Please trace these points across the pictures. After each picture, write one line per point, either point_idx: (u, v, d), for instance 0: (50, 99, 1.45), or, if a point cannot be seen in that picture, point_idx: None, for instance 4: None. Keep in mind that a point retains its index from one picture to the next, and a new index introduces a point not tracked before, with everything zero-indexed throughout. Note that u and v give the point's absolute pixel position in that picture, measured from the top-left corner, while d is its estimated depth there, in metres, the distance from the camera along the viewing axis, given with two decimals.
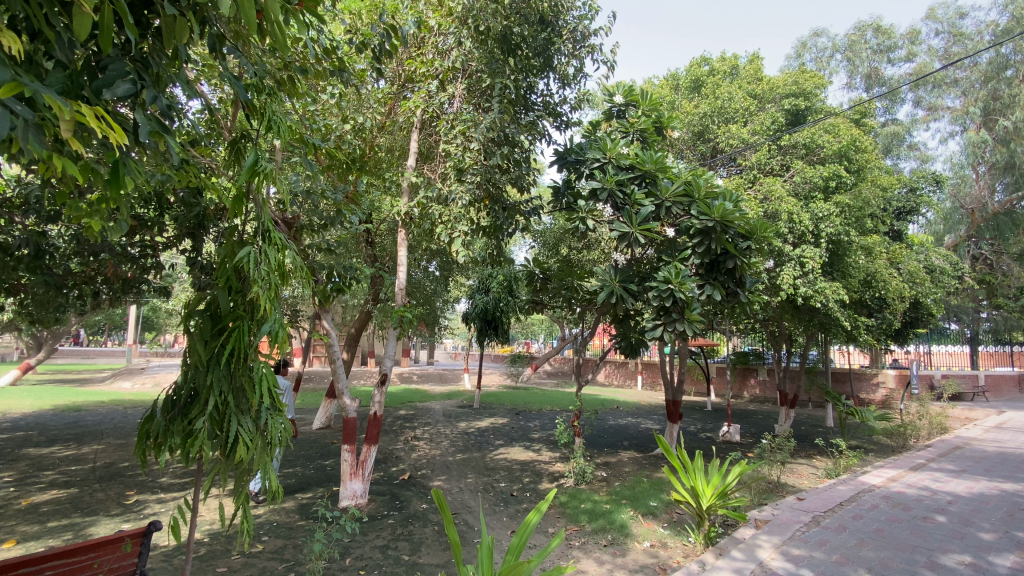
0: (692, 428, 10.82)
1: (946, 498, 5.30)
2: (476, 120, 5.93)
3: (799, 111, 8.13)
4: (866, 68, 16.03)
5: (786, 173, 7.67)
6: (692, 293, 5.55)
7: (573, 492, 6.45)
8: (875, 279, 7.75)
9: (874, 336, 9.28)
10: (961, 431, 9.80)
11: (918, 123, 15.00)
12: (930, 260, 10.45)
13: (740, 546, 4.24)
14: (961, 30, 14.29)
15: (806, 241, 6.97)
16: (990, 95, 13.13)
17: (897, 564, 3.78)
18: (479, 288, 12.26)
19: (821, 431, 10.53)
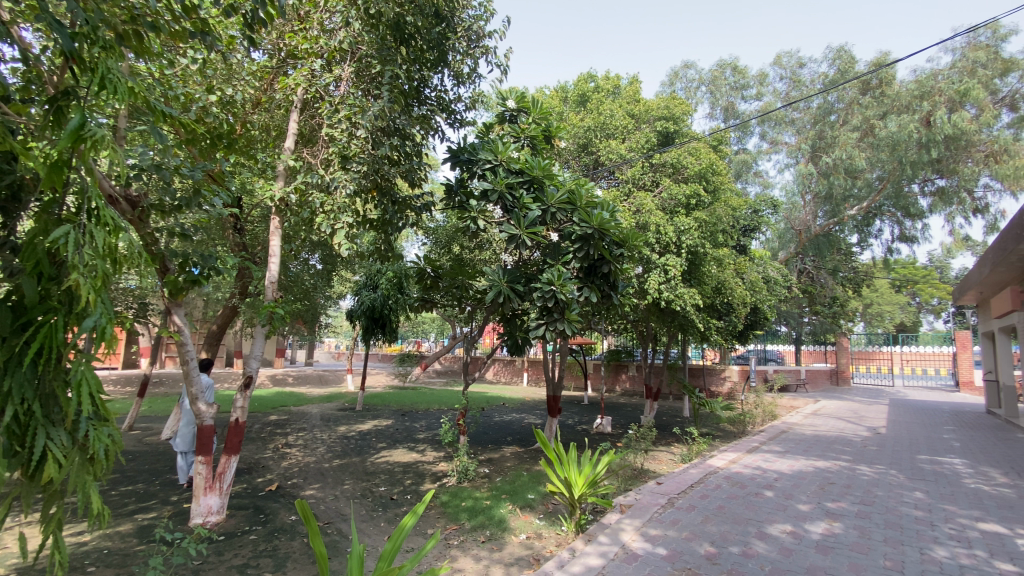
0: (570, 421, 11.44)
1: (773, 476, 6.21)
2: (364, 107, 5.65)
3: (670, 133, 8.88)
4: (725, 102, 18.33)
5: (656, 189, 8.42)
6: (573, 294, 5.85)
7: (454, 491, 6.42)
8: (724, 287, 8.83)
9: (723, 336, 10.60)
10: (786, 417, 11.58)
11: (763, 153, 17.37)
12: (766, 272, 12.21)
13: (607, 531, 4.55)
14: (799, 78, 16.86)
15: (671, 252, 7.77)
16: (817, 135, 15.50)
17: (733, 536, 4.33)
18: (365, 283, 11.76)
19: (679, 421, 11.77)
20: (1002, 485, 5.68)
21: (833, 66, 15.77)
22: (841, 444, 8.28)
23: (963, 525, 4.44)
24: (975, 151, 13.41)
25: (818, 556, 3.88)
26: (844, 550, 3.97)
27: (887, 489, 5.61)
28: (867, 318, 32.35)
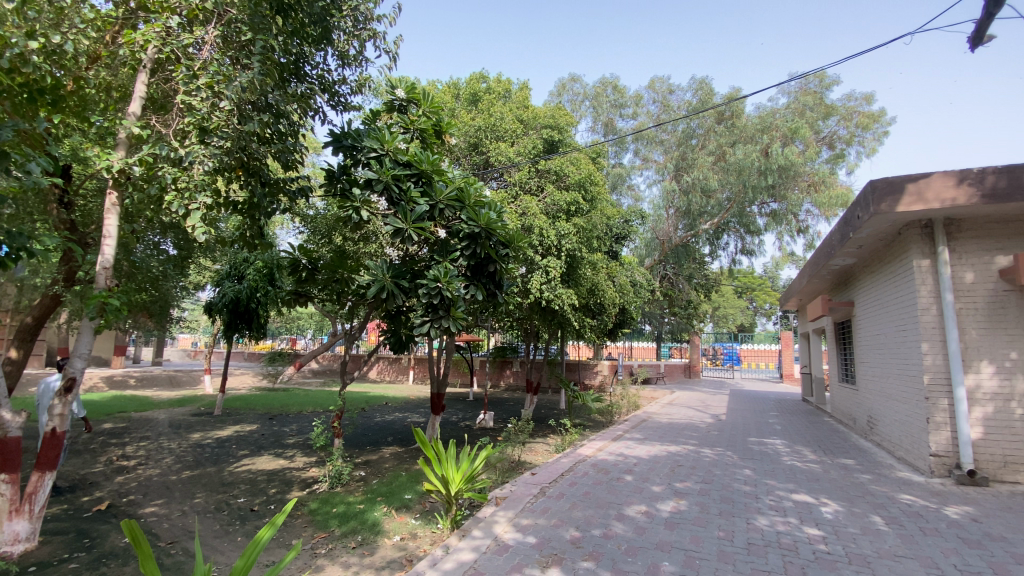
0: (452, 418, 11.47)
1: (633, 462, 6.84)
2: (231, 77, 5.05)
3: (554, 141, 9.28)
4: (605, 117, 19.71)
5: (541, 195, 8.75)
6: (458, 292, 5.82)
7: (325, 498, 6.06)
8: (597, 289, 9.51)
9: (596, 334, 11.39)
10: (648, 408, 12.83)
11: (636, 168, 19.01)
12: (635, 277, 13.39)
13: (481, 525, 4.63)
14: (668, 103, 18.73)
15: (552, 255, 8.15)
16: (680, 156, 17.48)
17: (596, 519, 4.68)
18: (229, 273, 10.60)
19: (555, 414, 12.42)
20: (807, 460, 6.86)
21: (696, 96, 17.78)
22: (690, 430, 9.39)
23: (780, 496, 5.27)
24: (800, 181, 15.95)
25: (667, 532, 4.33)
26: (688, 525, 4.49)
27: (724, 468, 6.47)
28: (715, 319, 37.14)
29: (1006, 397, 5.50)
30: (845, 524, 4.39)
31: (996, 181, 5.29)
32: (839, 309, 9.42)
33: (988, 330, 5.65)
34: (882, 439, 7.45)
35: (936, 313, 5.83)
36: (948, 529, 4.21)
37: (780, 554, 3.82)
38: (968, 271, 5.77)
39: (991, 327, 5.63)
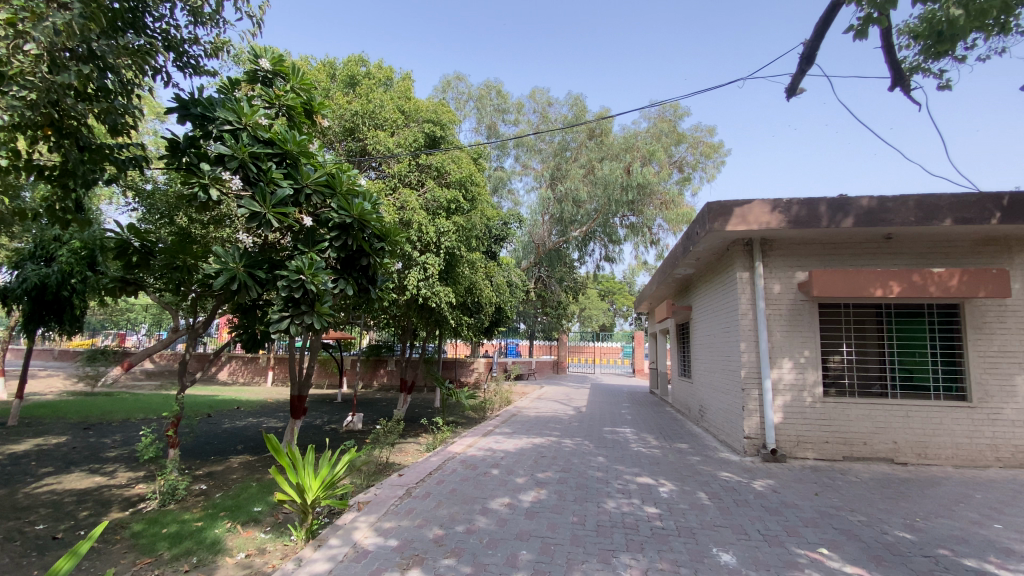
0: (317, 421, 10.72)
1: (500, 456, 7.03)
2: (40, 13, 4.10)
3: (436, 137, 9.12)
4: (488, 121, 20.04)
5: (421, 189, 8.58)
6: (325, 285, 5.42)
7: (153, 518, 5.24)
8: (474, 287, 9.59)
9: (472, 333, 11.49)
10: (519, 403, 13.32)
11: (516, 173, 19.63)
12: (511, 278, 13.79)
13: (339, 533, 4.38)
14: (547, 114, 19.66)
15: (430, 251, 8.05)
16: (555, 166, 18.46)
17: (460, 516, 4.71)
18: (33, 253, 8.67)
19: (428, 412, 12.30)
20: (651, 446, 7.70)
21: (571, 111, 18.87)
22: (555, 423, 9.98)
23: (627, 480, 5.82)
24: (654, 199, 17.68)
25: (527, 522, 4.52)
26: (546, 513, 4.74)
27: (581, 457, 6.97)
28: (582, 318, 39.97)
29: (799, 387, 6.72)
30: (678, 501, 4.99)
31: (798, 211, 6.42)
32: (682, 313, 10.72)
33: (789, 332, 6.85)
34: (710, 425, 8.63)
35: (752, 318, 6.92)
36: (754, 499, 5.01)
37: (624, 533, 4.21)
38: (776, 284, 6.94)
39: (791, 330, 6.83)
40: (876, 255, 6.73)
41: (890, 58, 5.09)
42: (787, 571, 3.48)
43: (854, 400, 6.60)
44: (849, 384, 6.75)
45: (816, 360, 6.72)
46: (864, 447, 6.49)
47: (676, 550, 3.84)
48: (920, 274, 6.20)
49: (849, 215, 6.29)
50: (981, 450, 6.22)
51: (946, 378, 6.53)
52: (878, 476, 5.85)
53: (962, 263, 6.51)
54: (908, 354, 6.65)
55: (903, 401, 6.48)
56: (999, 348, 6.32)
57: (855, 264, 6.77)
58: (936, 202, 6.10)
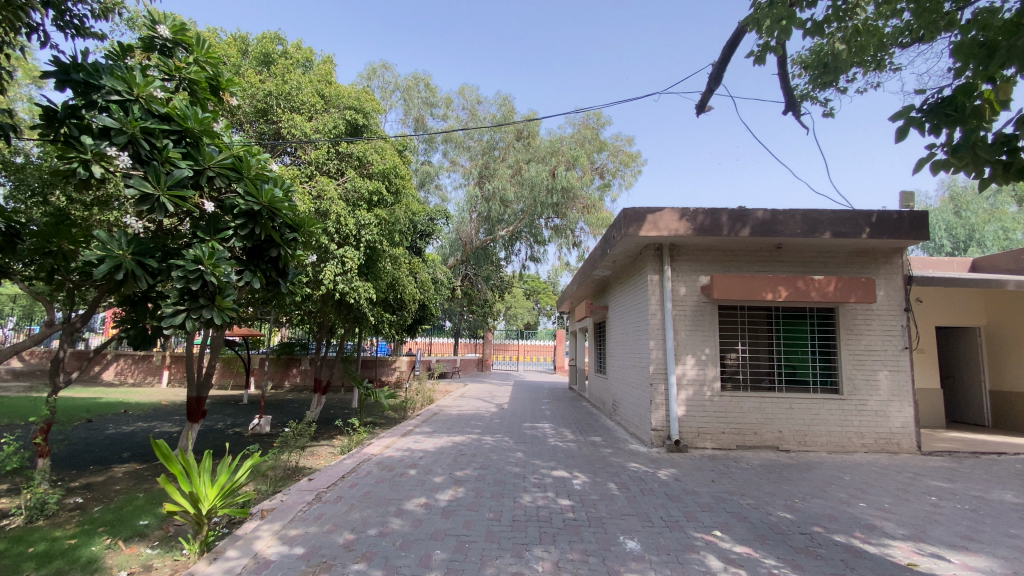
0: (219, 424, 9.90)
1: (418, 456, 6.91)
2: None
3: (358, 125, 8.72)
4: (416, 113, 19.62)
5: (340, 179, 8.20)
6: (227, 277, 4.99)
7: (16, 537, 4.54)
8: (396, 283, 9.34)
9: (393, 330, 11.18)
10: (441, 401, 13.19)
11: (443, 169, 19.39)
12: (435, 274, 13.59)
13: (238, 543, 4.07)
14: (476, 112, 19.61)
15: (348, 244, 7.72)
16: (483, 164, 18.48)
17: (373, 518, 4.56)
18: None
19: (345, 413, 11.81)
20: (568, 440, 7.95)
21: (499, 111, 18.97)
22: (475, 420, 10.00)
23: (543, 474, 5.96)
24: (577, 202, 18.17)
25: (442, 521, 4.48)
26: (462, 511, 4.73)
27: (500, 453, 7.04)
28: (508, 317, 40.40)
29: (700, 382, 7.25)
30: (590, 493, 5.19)
31: (703, 220, 6.92)
32: (600, 313, 11.17)
33: (693, 331, 7.37)
34: (622, 419, 9.07)
35: (661, 318, 7.36)
36: (659, 488, 5.34)
37: (538, 527, 4.31)
38: (683, 286, 7.44)
39: (695, 329, 7.35)
40: (768, 262, 7.42)
41: (784, 84, 5.61)
42: (684, 553, 3.73)
43: (747, 394, 7.24)
44: (743, 379, 7.39)
45: (716, 357, 7.29)
46: (754, 436, 7.13)
47: (586, 540, 3.99)
48: (803, 281, 6.92)
49: (746, 225, 6.89)
50: (849, 436, 7.07)
51: (823, 374, 7.34)
52: (765, 462, 6.46)
53: (838, 272, 7.36)
54: (792, 352, 7.40)
55: (788, 395, 7.21)
56: (866, 347, 7.21)
57: (751, 270, 7.43)
58: (818, 217, 6.85)
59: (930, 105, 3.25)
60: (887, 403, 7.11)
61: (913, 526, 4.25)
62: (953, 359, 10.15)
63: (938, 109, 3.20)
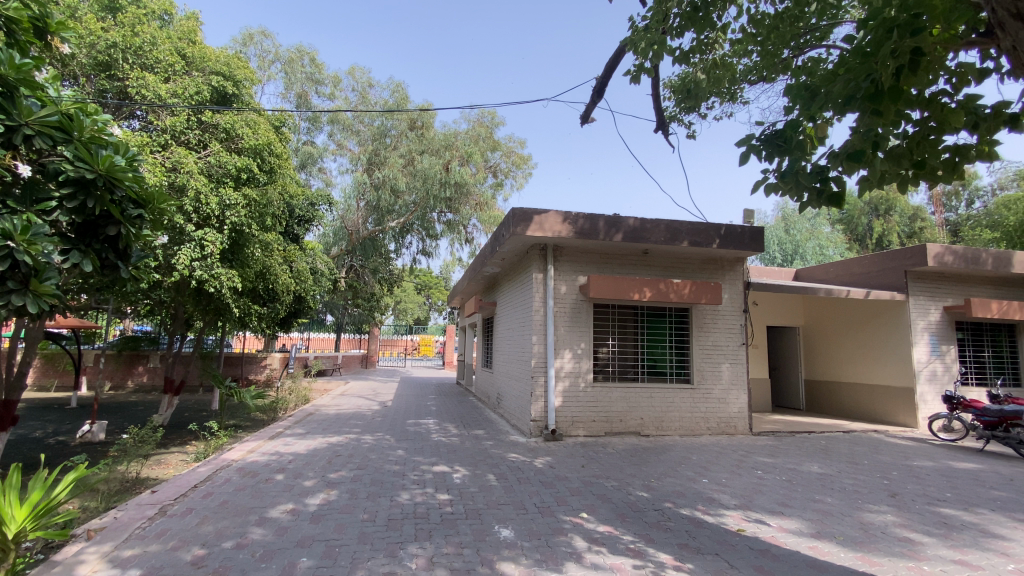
0: (34, 434, 8.26)
1: (287, 459, 6.42)
2: None
3: (226, 94, 7.85)
4: (299, 89, 18.17)
5: (202, 152, 7.30)
6: (48, 257, 4.10)
7: None
8: (267, 271, 8.58)
9: (264, 324, 10.27)
10: (318, 400, 12.42)
11: (329, 152, 18.17)
12: (314, 264, 12.72)
13: (53, 571, 3.43)
14: (367, 95, 18.72)
15: (209, 225, 6.91)
16: (373, 151, 17.72)
17: (230, 530, 4.15)
18: None
19: (203, 415, 10.58)
20: (450, 434, 7.95)
21: (392, 97, 18.26)
22: (355, 419, 9.56)
23: (422, 470, 5.89)
24: (470, 199, 18.10)
25: (311, 526, 4.21)
26: (334, 514, 4.49)
27: (379, 451, 6.83)
28: (396, 311, 39.17)
29: (576, 374, 7.71)
30: (469, 486, 5.25)
31: (583, 224, 7.37)
32: (488, 309, 11.36)
33: (571, 327, 7.81)
34: (505, 412, 9.32)
35: (543, 314, 7.69)
36: (534, 476, 5.58)
37: (414, 524, 4.24)
38: (564, 285, 7.84)
39: (572, 326, 7.80)
40: (637, 266, 8.13)
41: (657, 104, 6.16)
42: (553, 537, 3.94)
43: (616, 385, 7.86)
44: (613, 371, 8.01)
45: (590, 351, 7.81)
46: (620, 423, 7.77)
47: (462, 533, 4.03)
48: (665, 283, 7.67)
49: (620, 231, 7.47)
50: (697, 421, 8.02)
51: (678, 365, 8.23)
52: (629, 447, 7.06)
53: (693, 277, 8.29)
54: (654, 347, 8.19)
55: (649, 385, 7.97)
56: (713, 343, 8.23)
57: (622, 272, 8.06)
58: (679, 227, 7.65)
59: (767, 135, 3.79)
60: (728, 391, 8.19)
61: (743, 496, 4.96)
62: (779, 354, 12.01)
63: (772, 139, 3.76)
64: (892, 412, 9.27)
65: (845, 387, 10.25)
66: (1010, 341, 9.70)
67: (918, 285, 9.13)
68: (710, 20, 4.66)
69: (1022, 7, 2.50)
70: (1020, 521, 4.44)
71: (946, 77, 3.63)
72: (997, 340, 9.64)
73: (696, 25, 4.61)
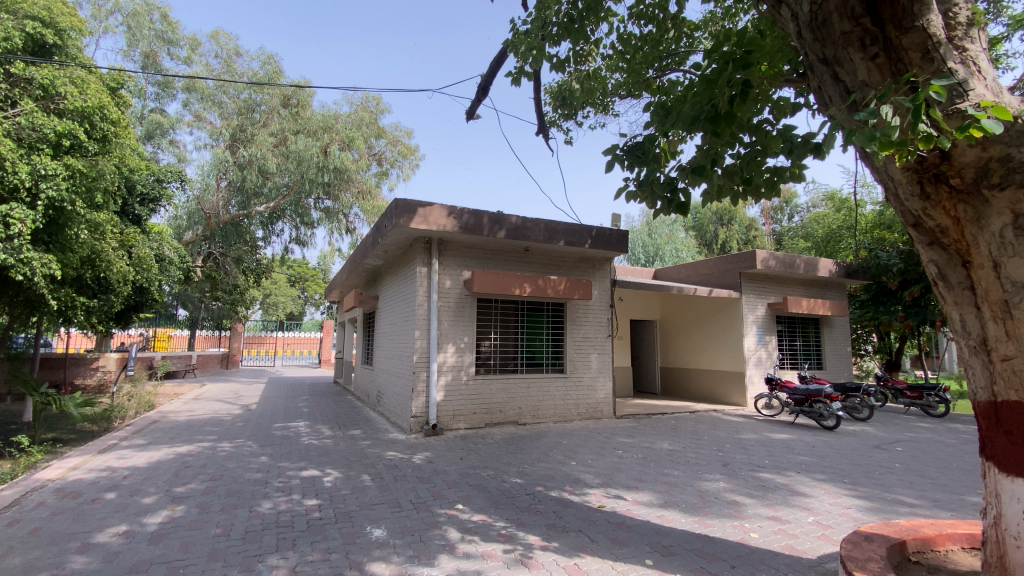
0: None
1: (122, 475, 5.56)
2: None
3: (44, 44, 6.56)
4: (146, 48, 15.75)
5: (9, 110, 5.99)
6: None
7: None
8: (98, 257, 7.33)
9: (92, 319, 8.74)
10: (164, 406, 10.92)
11: (183, 124, 15.95)
12: (161, 251, 11.11)
13: None
14: (233, 65, 16.78)
15: (16, 198, 5.70)
16: (237, 127, 15.95)
17: (42, 561, 3.48)
18: None
19: (7, 429, 8.71)
20: (324, 436, 7.51)
21: (262, 69, 16.58)
22: (211, 425, 8.57)
23: (289, 476, 5.48)
24: (352, 186, 16.97)
25: (149, 549, 3.69)
26: (179, 532, 3.99)
27: (239, 459, 6.21)
28: (265, 305, 35.75)
29: (458, 368, 7.76)
30: (340, 488, 5.01)
31: (467, 219, 7.41)
32: (368, 303, 10.91)
33: (454, 321, 7.84)
34: (385, 409, 9.05)
35: (426, 309, 7.59)
36: (411, 473, 5.50)
37: (276, 534, 3.94)
38: (448, 279, 7.82)
39: (455, 320, 7.83)
40: (518, 262, 8.40)
41: (537, 107, 6.39)
42: (427, 531, 3.93)
43: (496, 377, 8.07)
44: (493, 364, 8.20)
45: (472, 345, 7.92)
46: (500, 414, 7.99)
47: (330, 538, 3.83)
48: (544, 280, 8.04)
49: (503, 228, 7.65)
50: (569, 408, 8.56)
51: (555, 357, 8.70)
52: (507, 436, 7.29)
53: (568, 274, 8.79)
54: (533, 339, 8.55)
55: (528, 375, 8.31)
56: (584, 335, 8.83)
57: (504, 268, 8.27)
58: (557, 228, 8.07)
59: (628, 146, 4.18)
60: (596, 379, 8.86)
61: (606, 475, 5.41)
62: (641, 345, 13.27)
63: (634, 151, 4.15)
64: (728, 393, 10.77)
65: (693, 373, 11.67)
66: (815, 333, 11.81)
67: (750, 285, 10.72)
68: (585, 32, 4.95)
69: (825, 53, 2.87)
70: (815, 479, 5.46)
71: (769, 107, 4.28)
72: (806, 332, 11.68)
73: (571, 36, 4.86)
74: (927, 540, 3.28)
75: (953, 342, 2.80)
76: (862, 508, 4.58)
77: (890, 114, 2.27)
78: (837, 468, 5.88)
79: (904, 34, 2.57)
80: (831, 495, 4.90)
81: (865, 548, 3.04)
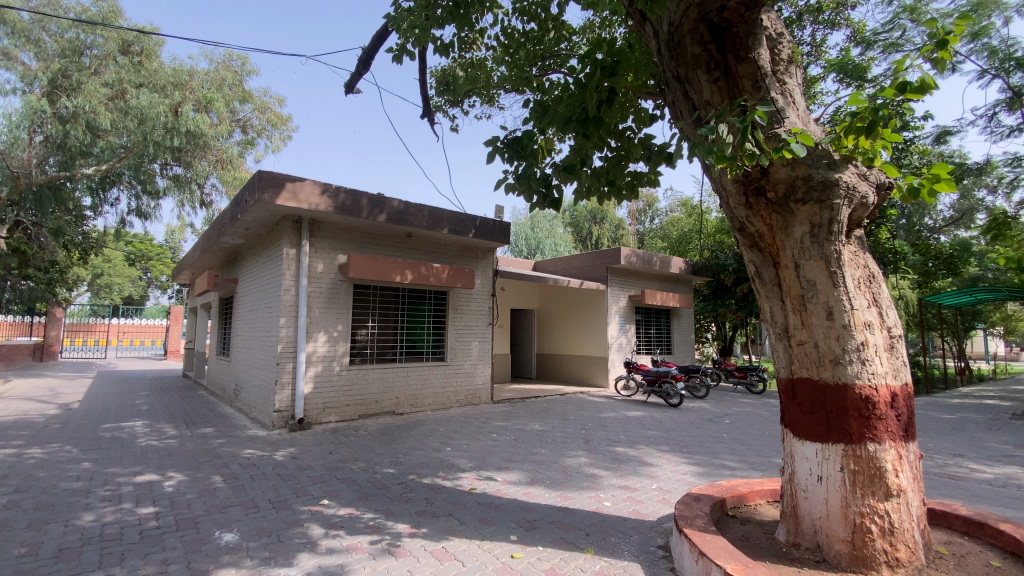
0: None
1: None
2: None
3: None
4: None
5: None
6: None
7: None
8: None
9: None
10: None
11: None
12: None
13: None
14: None
15: None
16: (60, 71, 13.20)
17: None
18: None
19: None
20: (166, 437, 6.62)
21: (96, 5, 13.89)
22: (15, 430, 7.05)
23: (119, 483, 4.75)
24: (208, 153, 14.99)
25: None
26: None
27: (53, 467, 5.22)
28: (94, 288, 30.34)
29: (330, 357, 7.35)
30: (184, 493, 4.47)
31: (344, 199, 7.01)
32: (225, 287, 9.76)
33: (327, 308, 7.39)
34: (243, 405, 8.24)
35: (295, 294, 7.04)
36: (272, 470, 5.11)
37: (99, 549, 3.40)
38: (320, 263, 7.35)
39: (328, 307, 7.40)
40: (399, 247, 8.17)
41: (421, 90, 6.25)
42: (287, 530, 3.69)
43: (372, 366, 7.80)
44: (370, 353, 7.90)
45: (347, 334, 7.56)
46: (376, 404, 7.76)
47: (169, 548, 3.42)
48: (426, 267, 7.92)
49: (384, 212, 7.38)
50: (448, 395, 8.59)
51: (434, 345, 8.64)
52: (381, 427, 7.10)
53: (450, 262, 8.77)
54: (413, 327, 8.41)
55: (406, 364, 8.16)
56: (465, 323, 8.89)
57: (383, 253, 7.99)
58: (440, 215, 8.00)
59: (508, 140, 4.23)
60: (475, 366, 9.01)
61: (478, 458, 5.55)
62: (518, 332, 13.77)
63: (512, 144, 4.22)
64: (595, 377, 11.65)
65: (565, 360, 12.41)
66: (668, 323, 13.28)
67: (616, 279, 11.68)
68: (469, 19, 4.90)
69: (678, 71, 3.19)
70: (660, 450, 6.17)
71: (631, 115, 4.65)
72: (660, 321, 13.09)
73: (455, 21, 4.78)
74: (741, 496, 3.92)
75: (765, 330, 3.30)
76: (695, 473, 5.29)
77: (725, 132, 2.57)
78: (678, 440, 6.71)
79: (740, 63, 2.98)
80: (671, 464, 5.58)
81: (694, 507, 3.52)
